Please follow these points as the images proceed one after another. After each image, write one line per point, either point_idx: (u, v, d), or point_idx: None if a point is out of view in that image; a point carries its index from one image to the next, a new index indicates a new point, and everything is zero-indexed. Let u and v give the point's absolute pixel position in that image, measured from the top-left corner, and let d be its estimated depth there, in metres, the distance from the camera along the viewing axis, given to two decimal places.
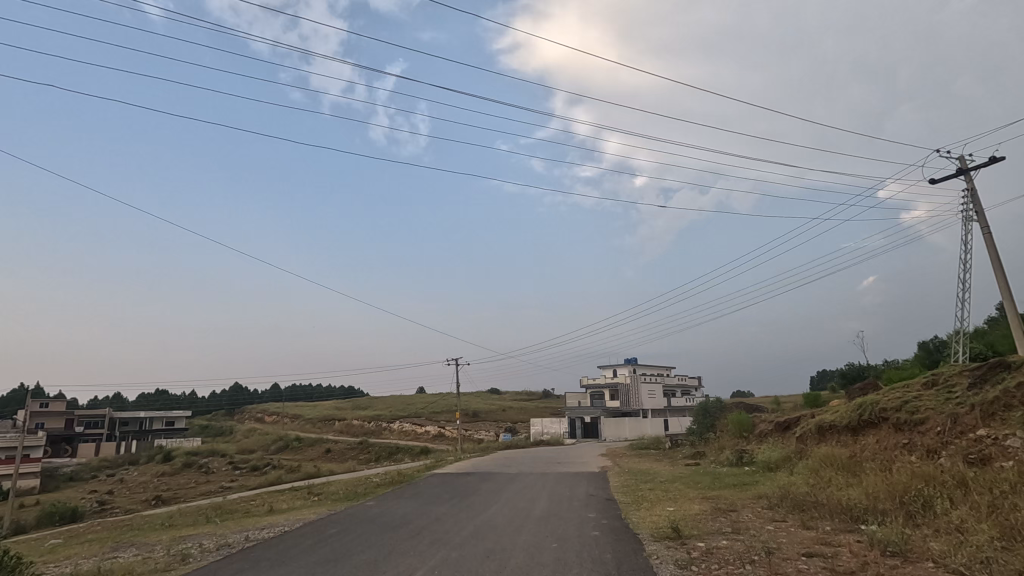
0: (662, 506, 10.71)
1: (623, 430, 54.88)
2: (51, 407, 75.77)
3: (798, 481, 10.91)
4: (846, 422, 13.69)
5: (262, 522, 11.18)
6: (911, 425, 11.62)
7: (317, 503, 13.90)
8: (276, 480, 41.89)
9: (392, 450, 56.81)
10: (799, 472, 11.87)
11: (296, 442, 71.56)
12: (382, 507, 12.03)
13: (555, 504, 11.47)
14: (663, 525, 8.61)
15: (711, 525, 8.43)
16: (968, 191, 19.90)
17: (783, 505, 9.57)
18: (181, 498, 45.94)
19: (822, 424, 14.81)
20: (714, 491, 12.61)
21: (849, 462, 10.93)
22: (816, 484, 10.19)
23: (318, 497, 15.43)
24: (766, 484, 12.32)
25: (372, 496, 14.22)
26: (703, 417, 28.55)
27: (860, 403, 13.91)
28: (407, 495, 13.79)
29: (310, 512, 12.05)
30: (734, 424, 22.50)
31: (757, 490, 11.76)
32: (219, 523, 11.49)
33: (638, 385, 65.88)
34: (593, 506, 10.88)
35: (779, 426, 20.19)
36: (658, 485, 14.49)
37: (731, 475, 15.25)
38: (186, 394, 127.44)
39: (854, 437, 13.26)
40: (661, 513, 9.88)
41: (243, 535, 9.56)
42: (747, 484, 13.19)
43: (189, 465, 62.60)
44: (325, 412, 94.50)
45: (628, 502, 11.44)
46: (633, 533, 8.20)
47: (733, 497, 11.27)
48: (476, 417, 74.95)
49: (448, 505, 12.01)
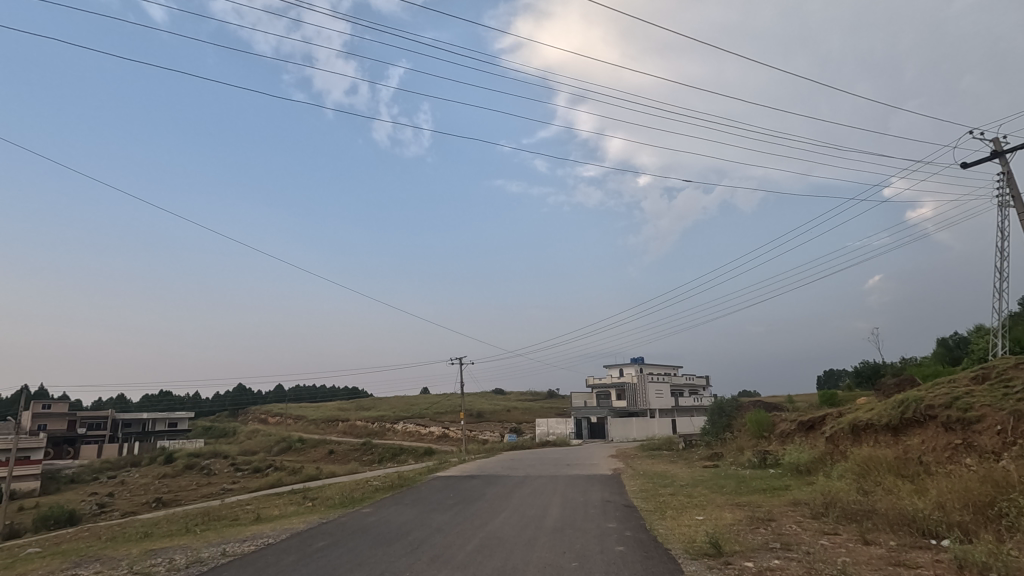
0: (690, 515, 9.57)
1: (631, 430, 53.66)
2: (53, 408, 75.36)
3: (838, 487, 9.75)
4: (886, 421, 12.52)
5: (244, 532, 10.12)
6: (964, 424, 10.46)
7: (312, 509, 12.88)
8: (277, 482, 41.10)
9: (396, 451, 56.06)
10: (839, 476, 10.68)
11: (298, 443, 70.64)
12: (379, 516, 10.94)
13: (569, 512, 10.32)
14: (698, 539, 7.44)
15: (754, 539, 7.30)
16: (1004, 174, 18.70)
17: (831, 514, 8.44)
18: (181, 500, 45.19)
19: (856, 424, 13.59)
20: (743, 497, 11.41)
21: (899, 465, 9.74)
22: (862, 491, 9.10)
23: (313, 503, 14.39)
24: (801, 491, 11.12)
25: (368, 501, 13.13)
26: (717, 417, 27.22)
27: (901, 400, 12.69)
28: (406, 502, 12.68)
29: (298, 521, 10.98)
30: (753, 424, 21.30)
31: (792, 497, 10.58)
32: (200, 532, 10.45)
33: (646, 384, 64.82)
34: (612, 515, 9.73)
35: (804, 427, 18.91)
36: (678, 490, 13.26)
37: (756, 479, 14.05)
38: (191, 397, 127.63)
39: (897, 438, 12.05)
40: (690, 523, 8.74)
41: (219, 549, 8.54)
42: (778, 489, 11.99)
43: (191, 466, 61.86)
44: (328, 413, 93.50)
45: (649, 510, 10.26)
46: (665, 549, 7.11)
47: (768, 505, 10.07)
48: (480, 417, 73.73)
49: (451, 512, 10.93)
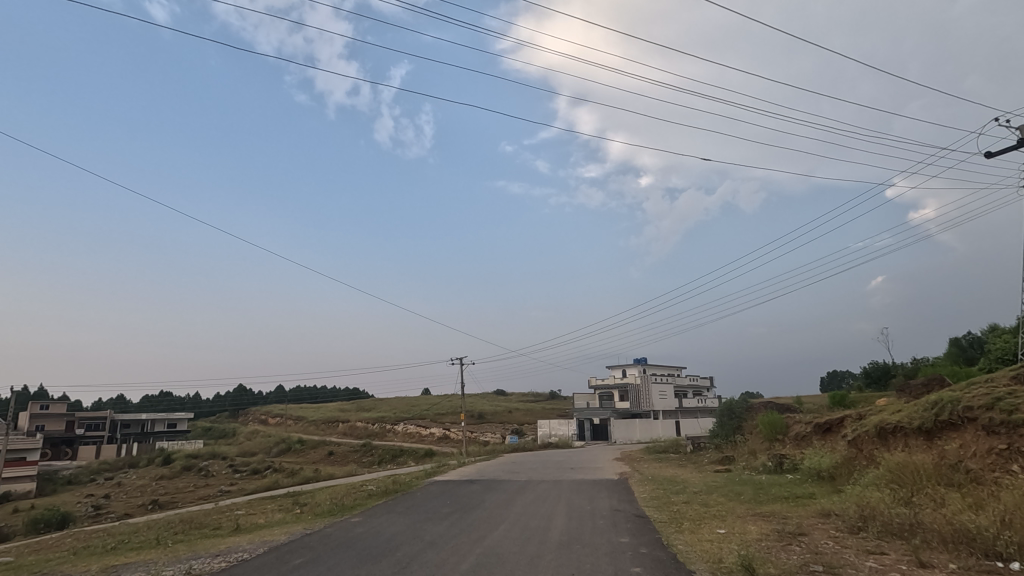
0: (709, 527, 8.65)
1: (634, 432, 52.62)
2: (51, 410, 74.66)
3: (872, 497, 8.83)
4: (917, 424, 11.57)
5: (219, 544, 9.22)
6: (1009, 428, 9.50)
7: (298, 517, 11.98)
8: (275, 483, 40.35)
9: (396, 453, 55.16)
10: (869, 485, 9.71)
11: (298, 445, 69.69)
12: (368, 526, 10.03)
13: (576, 523, 9.44)
14: (726, 559, 6.52)
15: (791, 560, 6.35)
16: None
17: (871, 529, 7.55)
18: (178, 501, 44.38)
19: (883, 427, 12.62)
20: (763, 506, 10.45)
21: (941, 475, 8.80)
22: (901, 501, 8.21)
23: (299, 509, 13.46)
24: (828, 500, 10.17)
25: (358, 509, 12.23)
26: (726, 418, 25.92)
27: (933, 400, 11.70)
28: (398, 511, 11.72)
29: (280, 532, 10.06)
30: (766, 426, 20.25)
31: (820, 507, 9.64)
32: (170, 545, 9.53)
33: (650, 385, 63.84)
34: (624, 527, 8.84)
35: (820, 429, 17.90)
36: (692, 498, 12.26)
37: (775, 485, 13.08)
38: (191, 398, 126.99)
39: (931, 443, 11.10)
40: (713, 538, 7.82)
41: (186, 566, 7.67)
42: (802, 497, 11.03)
43: (189, 468, 60.91)
44: (329, 414, 92.40)
45: (663, 521, 9.37)
46: (687, 572, 6.19)
47: (795, 516, 9.15)
48: (482, 418, 72.65)
49: (447, 523, 10.02)
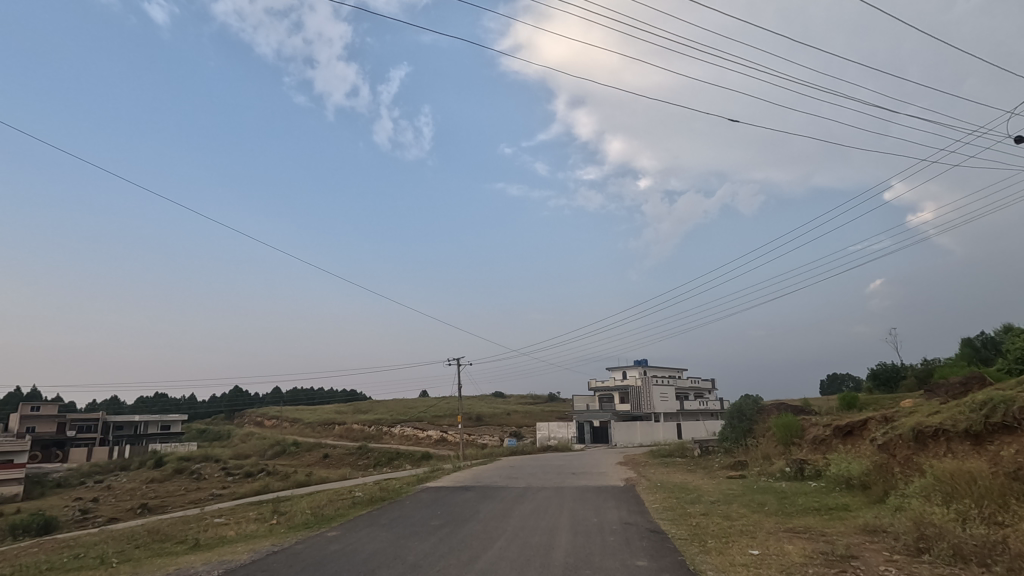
0: (739, 547, 7.38)
1: (635, 435, 51.56)
2: (42, 411, 73.37)
3: (926, 509, 7.62)
4: (964, 428, 10.33)
5: (170, 564, 7.92)
6: None
7: (270, 531, 10.69)
8: (266, 487, 38.85)
9: (392, 457, 53.97)
10: (915, 498, 8.49)
11: (293, 447, 68.32)
12: (344, 543, 8.77)
13: (582, 540, 8.22)
14: None
15: None
16: None
17: (937, 551, 6.34)
18: (168, 505, 43.08)
19: (920, 430, 11.40)
20: (795, 520, 9.22)
21: (1004, 484, 7.58)
22: (967, 519, 6.97)
23: (276, 520, 12.16)
24: (871, 512, 8.97)
25: (339, 520, 11.01)
26: (737, 421, 24.55)
27: (981, 400, 10.46)
28: (382, 523, 10.46)
29: (244, 549, 8.77)
30: (780, 429, 18.97)
31: (863, 522, 8.41)
32: (113, 565, 8.23)
33: (651, 387, 62.71)
34: (638, 546, 7.59)
35: (841, 432, 16.62)
36: (711, 509, 10.98)
37: (801, 495, 11.81)
38: (187, 398, 125.57)
39: (981, 448, 9.89)
40: (746, 562, 6.53)
41: None
42: (836, 509, 9.78)
43: (181, 471, 59.48)
44: (325, 416, 90.95)
45: (684, 538, 8.12)
46: None
47: (835, 533, 7.93)
48: (480, 421, 71.47)
49: (434, 539, 8.75)
